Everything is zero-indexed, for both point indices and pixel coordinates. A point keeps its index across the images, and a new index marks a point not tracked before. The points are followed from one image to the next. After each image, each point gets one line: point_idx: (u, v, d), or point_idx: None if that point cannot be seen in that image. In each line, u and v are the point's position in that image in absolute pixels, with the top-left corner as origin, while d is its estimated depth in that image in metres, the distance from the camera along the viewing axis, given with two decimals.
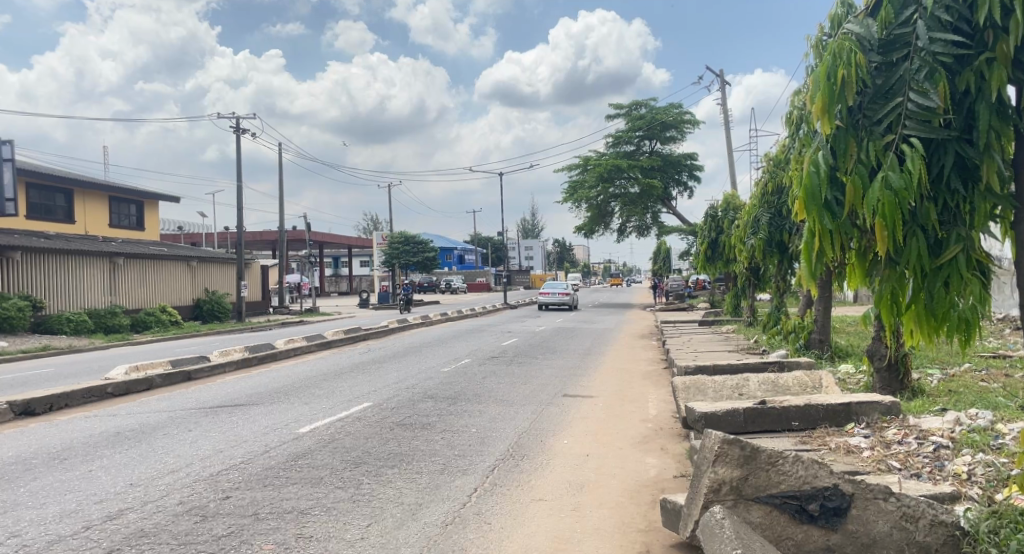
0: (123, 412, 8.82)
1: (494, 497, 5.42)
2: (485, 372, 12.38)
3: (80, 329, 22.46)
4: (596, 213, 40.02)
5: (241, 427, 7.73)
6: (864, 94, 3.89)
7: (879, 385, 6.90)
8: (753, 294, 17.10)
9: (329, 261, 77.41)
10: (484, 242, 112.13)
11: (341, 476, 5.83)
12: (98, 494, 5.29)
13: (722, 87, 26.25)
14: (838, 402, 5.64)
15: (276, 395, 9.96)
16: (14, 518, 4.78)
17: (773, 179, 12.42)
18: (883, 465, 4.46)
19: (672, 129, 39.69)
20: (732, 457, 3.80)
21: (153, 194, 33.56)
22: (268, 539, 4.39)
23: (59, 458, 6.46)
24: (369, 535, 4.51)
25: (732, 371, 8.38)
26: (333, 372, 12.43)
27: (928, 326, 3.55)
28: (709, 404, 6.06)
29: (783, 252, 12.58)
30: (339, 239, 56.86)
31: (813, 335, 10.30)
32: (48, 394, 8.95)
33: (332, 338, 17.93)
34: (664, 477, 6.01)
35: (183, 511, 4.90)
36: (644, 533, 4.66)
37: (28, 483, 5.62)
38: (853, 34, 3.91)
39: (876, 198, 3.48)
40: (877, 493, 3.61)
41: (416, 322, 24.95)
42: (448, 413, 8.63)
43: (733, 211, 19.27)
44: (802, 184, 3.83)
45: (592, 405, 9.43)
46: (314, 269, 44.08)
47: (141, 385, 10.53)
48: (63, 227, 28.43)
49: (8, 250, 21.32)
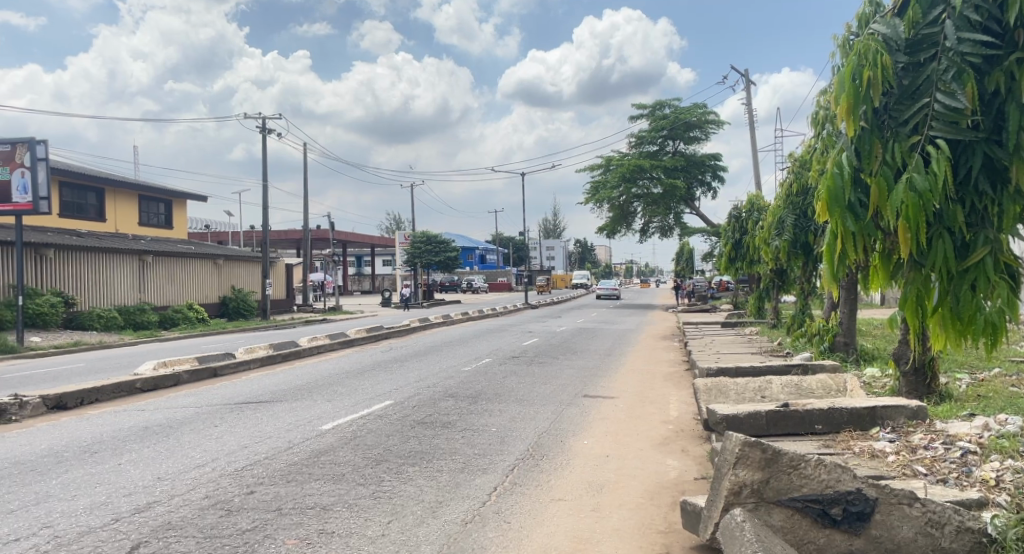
0: (152, 406, 8.98)
1: (515, 497, 5.44)
2: (505, 371, 12.39)
3: (110, 325, 22.95)
4: (618, 213, 39.86)
5: (265, 423, 7.85)
6: (890, 94, 4.02)
7: (905, 389, 6.76)
8: (777, 296, 16.89)
9: (353, 260, 78.53)
10: (507, 243, 112.41)
11: (363, 473, 5.90)
12: (127, 487, 5.41)
13: (749, 87, 25.92)
14: (863, 405, 5.54)
15: (300, 392, 10.08)
16: (46, 509, 4.90)
17: (798, 179, 12.26)
18: (909, 470, 4.41)
19: (696, 129, 39.40)
20: (754, 460, 3.76)
21: (181, 194, 34.11)
22: (291, 534, 4.46)
23: (90, 451, 6.62)
24: (389, 532, 4.56)
25: (755, 374, 8.33)
26: (355, 370, 12.55)
27: (955, 328, 3.65)
28: (730, 406, 6.09)
29: (808, 253, 12.38)
30: (363, 238, 57.54)
31: (838, 337, 10.17)
32: (80, 388, 9.16)
33: (356, 337, 18.10)
34: (685, 478, 6.00)
35: (209, 504, 5.00)
36: (665, 534, 4.66)
37: (61, 475, 5.77)
38: (880, 34, 4.04)
39: (901, 199, 3.56)
40: (902, 498, 3.59)
41: (438, 322, 25.10)
42: (469, 412, 8.67)
43: (757, 211, 19.13)
44: (826, 186, 3.97)
45: (613, 406, 9.42)
46: (336, 266, 44.13)
47: (168, 381, 10.69)
48: (94, 225, 28.98)
49: (41, 247, 21.88)
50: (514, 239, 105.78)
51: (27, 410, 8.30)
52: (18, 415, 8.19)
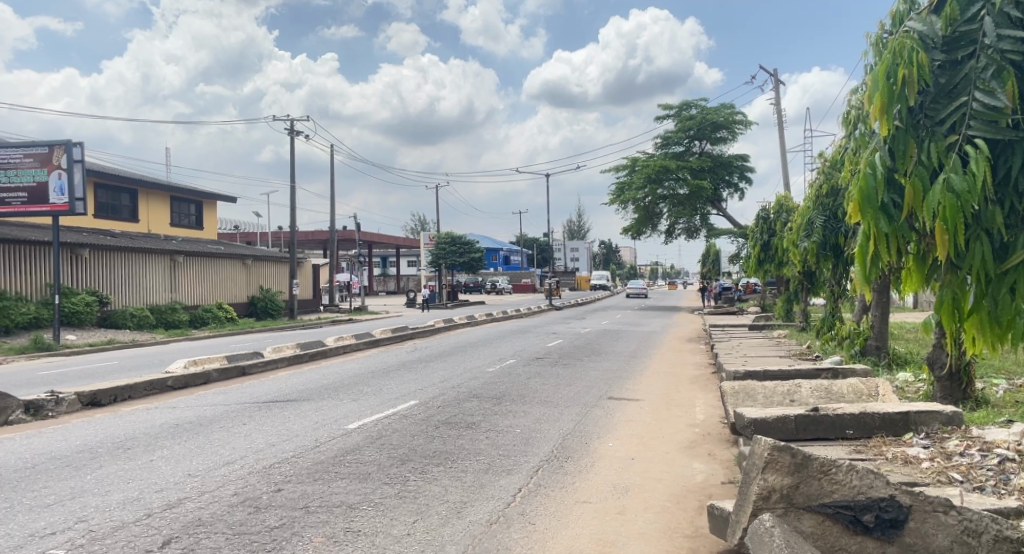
0: (182, 404, 9.14)
1: (539, 499, 5.43)
2: (530, 372, 12.37)
3: (142, 324, 23.38)
4: (644, 214, 39.61)
5: (292, 422, 7.93)
6: (926, 93, 3.97)
7: (939, 395, 6.60)
8: (807, 299, 16.62)
9: (378, 260, 79.27)
10: (531, 244, 112.30)
11: (388, 472, 5.93)
12: (159, 483, 5.51)
13: (777, 87, 25.60)
14: (896, 411, 5.43)
15: (327, 391, 10.18)
16: (81, 503, 5.00)
17: (828, 181, 12.08)
18: (944, 476, 4.32)
19: (723, 129, 38.96)
20: (783, 464, 3.72)
21: (211, 195, 34.66)
22: (318, 532, 4.50)
23: (123, 447, 6.75)
24: (414, 532, 4.57)
25: (783, 378, 8.22)
26: (380, 370, 12.63)
27: (992, 333, 3.61)
28: (759, 410, 6.02)
29: (838, 255, 12.17)
30: (389, 239, 57.92)
31: (869, 341, 9.99)
32: (113, 385, 9.34)
33: (381, 337, 18.23)
34: (712, 482, 5.94)
35: (238, 501, 5.06)
36: (691, 539, 4.61)
37: (95, 470, 5.90)
38: (916, 32, 4.01)
39: (938, 200, 3.51)
40: (937, 506, 3.49)
41: (463, 322, 25.19)
42: (493, 413, 8.68)
43: (786, 212, 18.87)
44: (858, 185, 3.93)
45: (639, 408, 9.36)
46: (361, 266, 44.34)
47: (198, 379, 10.87)
48: (127, 226, 29.58)
49: (76, 247, 22.36)
50: (538, 240, 106.09)
51: (63, 406, 8.49)
52: (54, 412, 8.39)
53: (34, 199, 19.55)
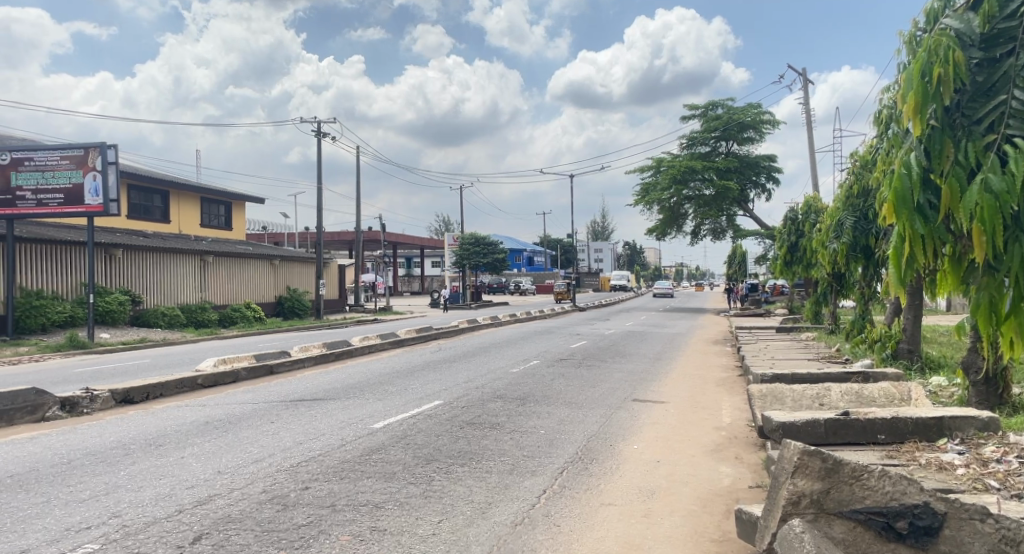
0: (212, 402, 9.27)
1: (564, 500, 5.41)
2: (554, 373, 12.34)
3: (173, 323, 23.82)
4: (669, 215, 39.34)
5: (319, 421, 8.01)
6: (964, 92, 3.91)
7: (975, 399, 6.46)
8: (836, 301, 16.38)
9: (403, 260, 79.76)
10: (555, 245, 112.25)
11: (413, 472, 5.96)
12: (190, 479, 5.60)
13: (806, 87, 25.28)
14: (929, 415, 5.33)
15: (353, 390, 10.27)
16: (115, 499, 5.11)
17: (859, 181, 11.88)
18: (980, 483, 4.22)
19: (751, 129, 38.56)
20: (813, 469, 3.69)
21: (240, 195, 35.16)
22: (345, 531, 4.53)
23: (156, 444, 6.88)
24: (440, 532, 4.59)
25: (812, 381, 8.11)
26: (405, 370, 12.69)
27: None
28: (788, 414, 5.94)
29: (869, 257, 11.97)
30: (413, 240, 58.24)
31: (902, 344, 9.80)
32: (146, 383, 9.51)
33: (405, 337, 18.32)
34: (739, 486, 5.87)
35: (267, 499, 5.13)
36: (718, 543, 4.56)
37: (129, 466, 6.01)
38: (952, 29, 3.95)
39: (976, 201, 3.44)
40: (974, 513, 3.37)
41: (487, 322, 25.24)
42: (518, 414, 8.69)
43: (815, 214, 18.61)
44: (892, 186, 3.86)
45: (664, 411, 9.29)
46: (386, 266, 44.56)
47: (227, 377, 11.04)
48: (158, 226, 30.12)
49: (110, 247, 22.82)
50: (562, 240, 106.10)
51: (97, 403, 8.68)
52: (89, 409, 8.57)
53: (69, 200, 19.98)
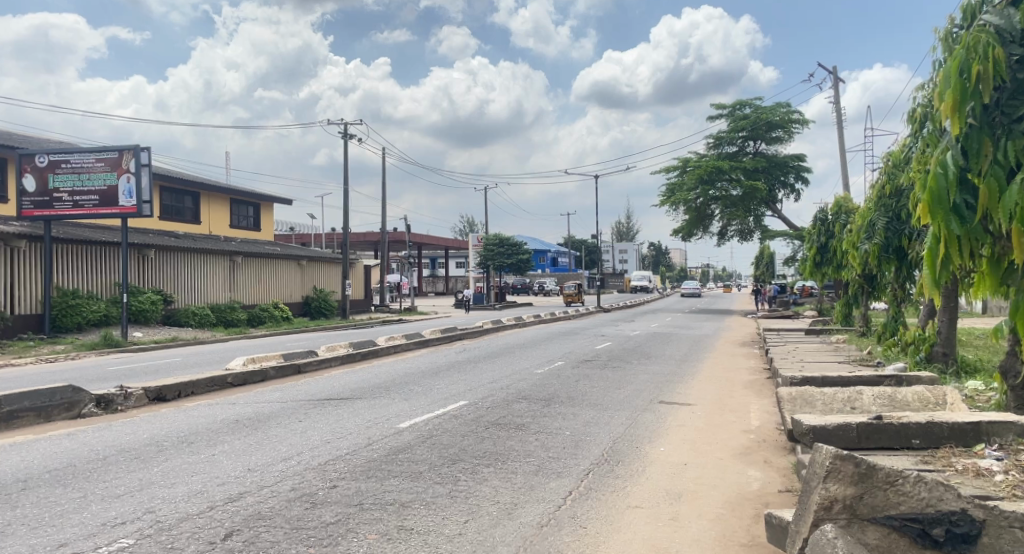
0: (242, 400, 9.40)
1: (590, 502, 5.40)
2: (579, 374, 12.31)
3: (203, 322, 24.21)
4: (696, 216, 38.99)
5: (346, 420, 8.08)
6: (1002, 90, 3.83)
7: (1014, 404, 6.28)
8: (867, 303, 16.10)
9: (428, 261, 80.08)
10: (580, 245, 111.93)
11: (440, 472, 5.98)
12: (220, 477, 5.67)
13: (836, 85, 24.88)
14: (966, 420, 5.20)
15: (379, 390, 10.32)
16: (149, 495, 5.20)
17: (892, 181, 11.65)
18: (1019, 490, 4.10)
19: (779, 129, 38.08)
20: (846, 474, 3.59)
21: (268, 197, 35.60)
22: (372, 529, 4.56)
23: (187, 441, 6.99)
24: (466, 532, 4.59)
25: (843, 384, 7.97)
26: (430, 370, 12.74)
27: None
28: (818, 418, 5.80)
29: (901, 258, 11.74)
30: (438, 240, 58.46)
31: (936, 347, 9.59)
32: (178, 381, 9.67)
33: (430, 337, 18.39)
34: (769, 490, 5.79)
35: (295, 497, 5.18)
36: (748, 548, 4.51)
37: (162, 463, 6.12)
38: (991, 25, 3.84)
39: (1015, 200, 3.36)
40: (1013, 522, 3.35)
41: (511, 323, 25.21)
42: (543, 415, 8.67)
43: (845, 214, 18.31)
44: (928, 186, 3.77)
45: (691, 413, 9.20)
46: (411, 267, 44.74)
47: (256, 376, 11.19)
48: (189, 227, 30.63)
49: (143, 247, 23.24)
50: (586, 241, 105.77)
51: (130, 401, 8.84)
52: (123, 406, 8.75)
53: (104, 201, 20.41)
